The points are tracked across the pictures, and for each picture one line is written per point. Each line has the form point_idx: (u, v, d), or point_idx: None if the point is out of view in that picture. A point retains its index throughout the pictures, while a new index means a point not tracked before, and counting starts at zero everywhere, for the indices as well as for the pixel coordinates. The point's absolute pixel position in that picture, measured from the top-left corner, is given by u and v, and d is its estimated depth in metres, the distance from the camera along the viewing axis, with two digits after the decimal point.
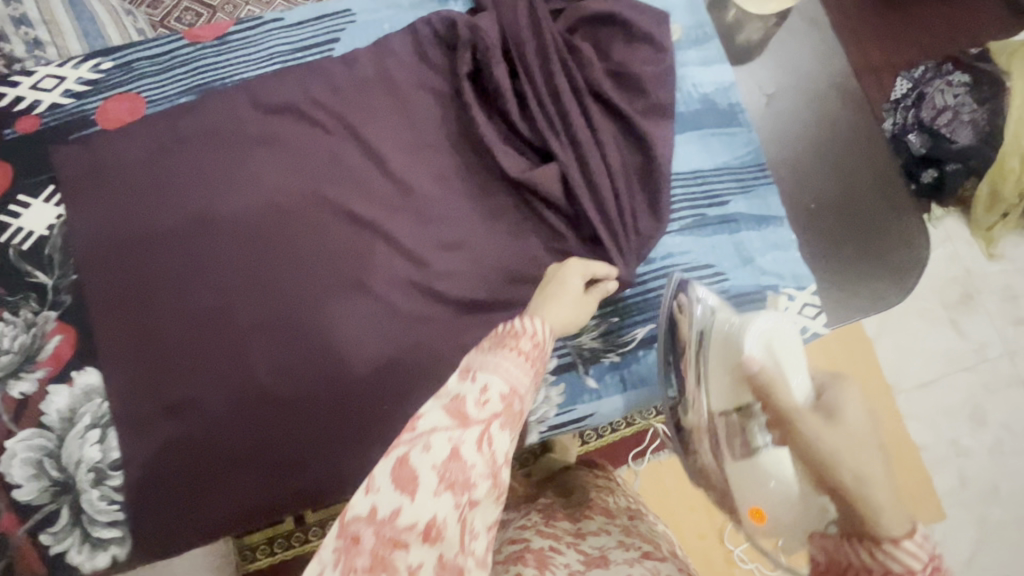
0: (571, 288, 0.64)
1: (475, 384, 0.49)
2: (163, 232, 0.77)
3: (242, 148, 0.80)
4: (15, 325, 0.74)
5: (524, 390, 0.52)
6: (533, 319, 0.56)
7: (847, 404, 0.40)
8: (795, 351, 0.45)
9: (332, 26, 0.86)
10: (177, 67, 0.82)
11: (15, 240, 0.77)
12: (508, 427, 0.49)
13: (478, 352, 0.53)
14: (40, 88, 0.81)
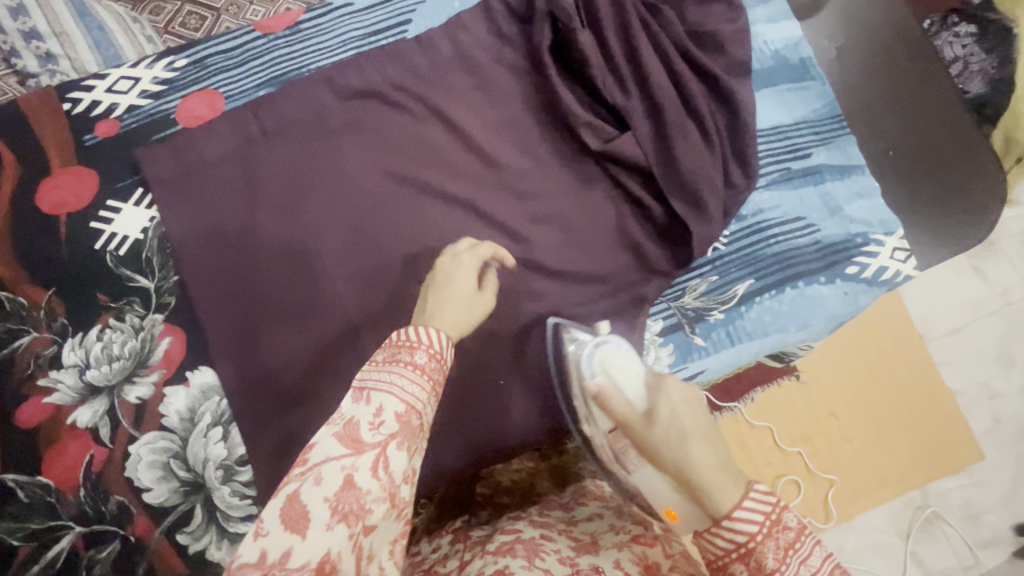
0: (463, 287, 0.65)
1: (369, 406, 0.49)
2: (260, 225, 0.77)
3: (329, 136, 0.80)
4: (122, 331, 0.74)
5: (423, 404, 0.52)
6: (432, 329, 0.56)
7: (660, 402, 0.56)
8: (621, 370, 0.64)
9: (402, 9, 0.85)
10: (252, 60, 0.81)
11: (111, 246, 0.76)
12: (405, 444, 0.50)
13: (371, 368, 0.52)
14: (115, 91, 0.79)
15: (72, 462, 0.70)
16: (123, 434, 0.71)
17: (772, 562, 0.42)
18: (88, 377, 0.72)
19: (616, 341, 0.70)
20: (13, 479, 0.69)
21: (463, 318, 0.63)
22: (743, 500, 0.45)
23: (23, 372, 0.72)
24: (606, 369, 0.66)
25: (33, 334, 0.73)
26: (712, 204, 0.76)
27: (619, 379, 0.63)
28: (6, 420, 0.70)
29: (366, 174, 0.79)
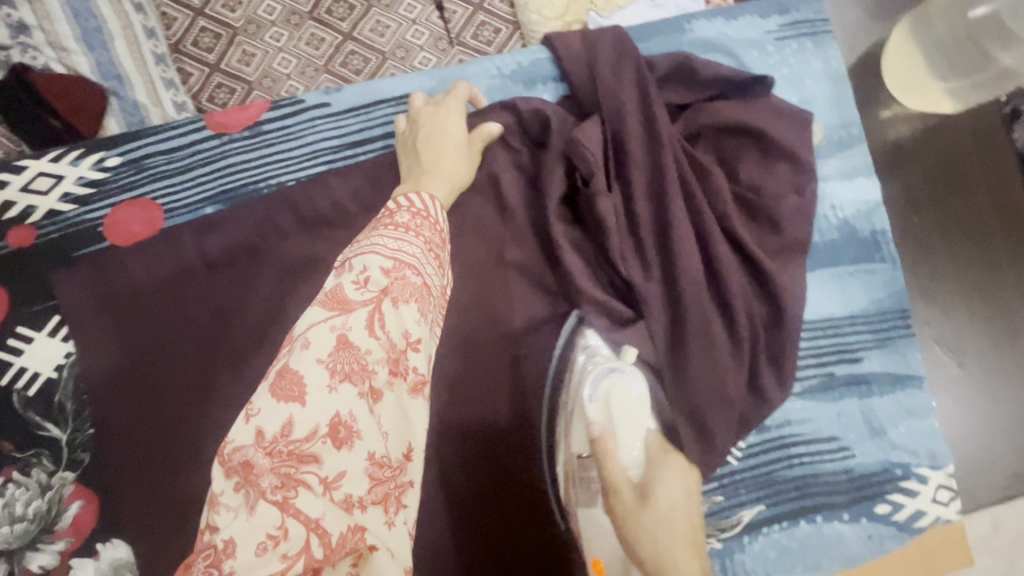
0: (449, 137, 0.62)
1: (352, 271, 0.47)
2: (185, 376, 0.65)
3: (279, 279, 0.65)
4: (27, 487, 0.64)
5: (417, 262, 0.50)
6: (417, 195, 0.56)
7: (661, 490, 0.51)
8: (634, 416, 0.59)
9: (390, 114, 0.68)
10: (199, 167, 0.67)
11: (18, 384, 0.65)
12: (407, 300, 0.47)
13: (354, 245, 0.50)
14: (33, 190, 0.66)
15: None
16: None
17: None
18: None
19: (634, 383, 0.61)
20: None
21: (456, 176, 0.61)
22: None
23: None
24: (609, 399, 0.60)
25: None
26: (724, 429, 0.63)
27: (618, 423, 0.58)
28: None
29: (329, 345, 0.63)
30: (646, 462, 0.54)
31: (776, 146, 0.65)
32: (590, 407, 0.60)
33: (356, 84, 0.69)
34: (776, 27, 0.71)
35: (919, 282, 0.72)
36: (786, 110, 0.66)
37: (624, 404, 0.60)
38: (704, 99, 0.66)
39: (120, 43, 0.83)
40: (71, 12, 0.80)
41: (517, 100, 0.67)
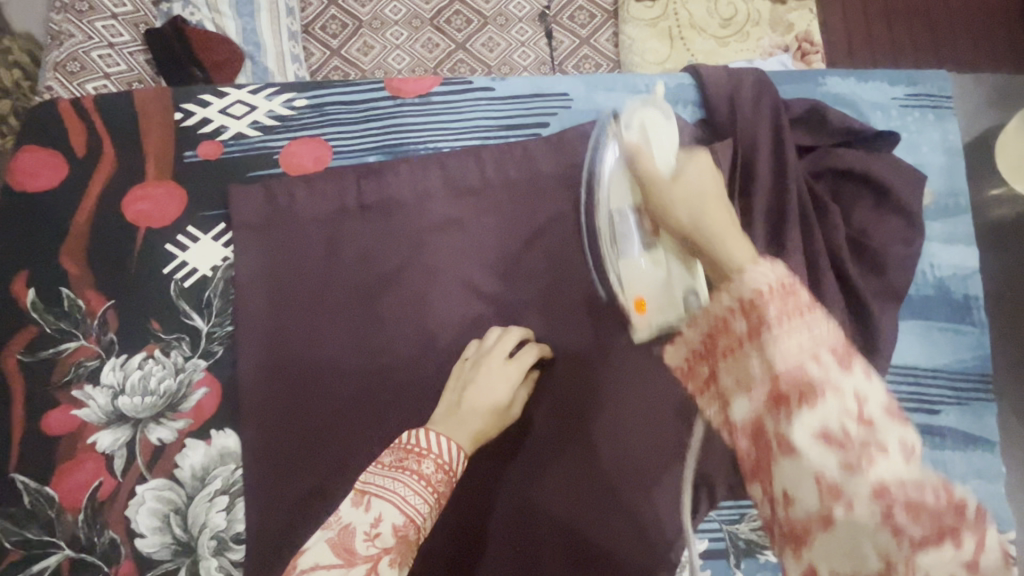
0: (497, 370, 0.67)
1: (370, 514, 0.55)
2: (326, 303, 0.73)
3: (420, 232, 0.75)
4: (164, 367, 0.72)
5: (422, 518, 0.56)
6: (433, 438, 0.60)
7: (692, 173, 0.59)
8: (663, 132, 0.64)
9: (544, 108, 0.77)
10: (371, 121, 0.76)
11: (178, 274, 0.73)
12: (397, 560, 0.53)
13: (375, 474, 0.58)
14: (228, 113, 0.76)
15: (80, 483, 0.69)
16: (135, 471, 0.70)
17: (773, 312, 0.45)
18: (119, 402, 0.71)
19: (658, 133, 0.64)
20: (21, 481, 0.69)
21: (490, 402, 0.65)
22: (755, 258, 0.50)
23: (61, 375, 0.71)
24: (643, 127, 0.64)
25: (81, 341, 0.72)
26: None
27: (653, 141, 0.62)
28: (32, 422, 0.70)
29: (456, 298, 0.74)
30: (679, 167, 0.61)
31: (895, 197, 0.70)
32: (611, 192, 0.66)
33: (519, 77, 0.78)
34: (902, 95, 0.78)
35: (1001, 352, 0.76)
36: (907, 169, 0.71)
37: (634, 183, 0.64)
38: (830, 143, 0.72)
39: (267, 16, 1.20)
40: None
41: None
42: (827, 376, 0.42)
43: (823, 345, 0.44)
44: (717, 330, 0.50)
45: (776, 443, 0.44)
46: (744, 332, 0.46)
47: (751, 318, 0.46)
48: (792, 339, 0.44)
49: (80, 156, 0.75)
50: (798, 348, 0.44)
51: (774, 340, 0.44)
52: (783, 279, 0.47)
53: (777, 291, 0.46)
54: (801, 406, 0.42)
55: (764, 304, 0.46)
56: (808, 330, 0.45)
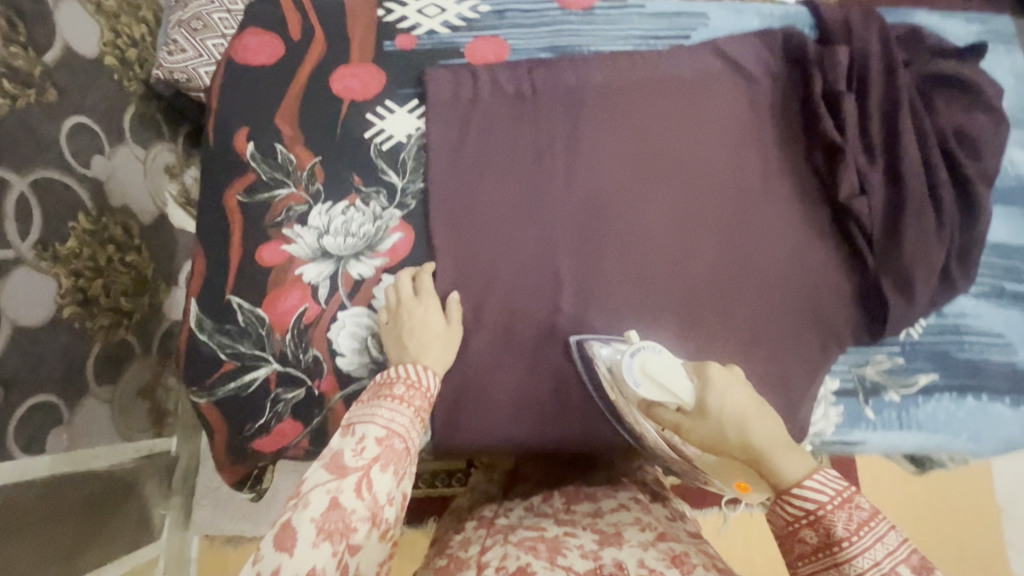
0: (426, 318, 0.74)
1: (354, 437, 0.58)
2: (506, 130, 0.86)
3: (578, 106, 0.87)
4: (364, 214, 0.82)
5: (407, 431, 0.61)
6: (411, 365, 0.67)
7: (723, 405, 0.59)
8: (673, 373, 0.63)
9: (686, 24, 0.91)
10: (543, 27, 0.90)
11: (377, 138, 0.84)
12: (389, 466, 0.58)
13: (360, 406, 0.62)
14: (422, 13, 0.89)
15: (288, 308, 0.78)
16: (337, 300, 0.78)
17: (842, 531, 0.51)
18: (325, 242, 0.80)
19: (651, 345, 0.68)
20: (237, 302, 0.77)
21: (443, 360, 0.72)
22: (812, 473, 0.54)
23: (274, 216, 0.80)
24: (649, 376, 0.65)
25: (291, 189, 0.82)
26: (922, 291, 0.79)
27: (669, 383, 0.63)
28: (249, 254, 0.79)
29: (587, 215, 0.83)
30: (699, 395, 0.61)
31: (985, 98, 0.85)
32: (643, 393, 0.65)
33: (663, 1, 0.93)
34: (977, 31, 0.94)
35: None
36: (991, 79, 0.86)
37: (656, 374, 0.64)
38: (927, 57, 0.88)
39: None
40: None
41: (786, 30, 0.90)
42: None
43: (899, 558, 0.49)
44: (795, 509, 0.54)
45: (833, 555, 0.52)
46: (818, 544, 0.53)
47: (821, 534, 0.52)
48: (867, 555, 0.50)
49: (296, 40, 0.87)
50: (874, 566, 0.50)
51: (851, 557, 0.51)
52: (835, 485, 0.53)
53: (839, 509, 0.52)
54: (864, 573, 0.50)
55: (831, 521, 0.52)
56: (879, 535, 0.51)
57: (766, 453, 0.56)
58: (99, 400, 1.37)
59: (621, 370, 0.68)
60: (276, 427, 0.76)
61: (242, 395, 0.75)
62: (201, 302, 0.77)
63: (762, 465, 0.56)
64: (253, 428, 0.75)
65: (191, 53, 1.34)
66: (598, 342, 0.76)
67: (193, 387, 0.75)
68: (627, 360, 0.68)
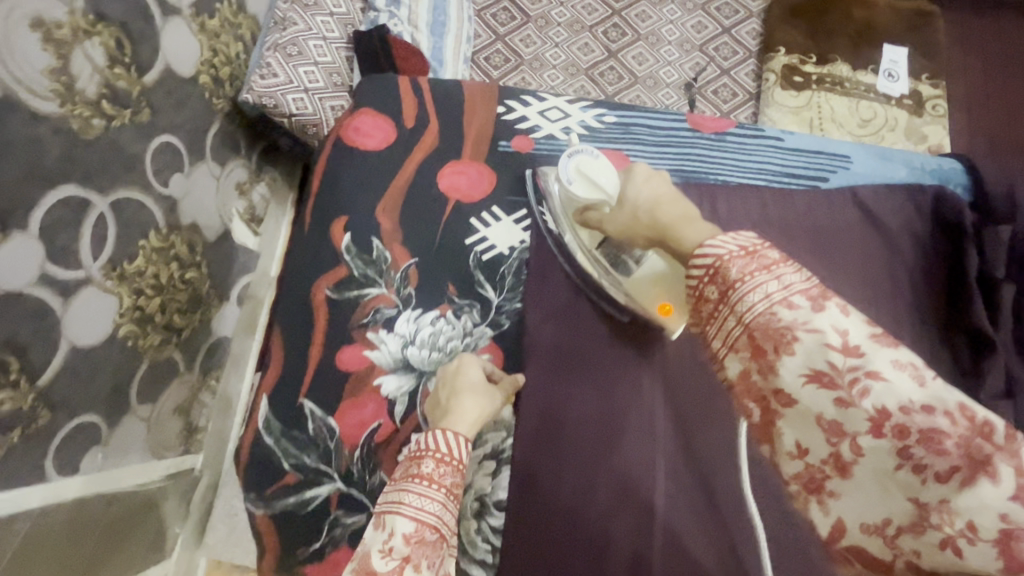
0: (474, 380, 0.69)
1: (383, 532, 0.54)
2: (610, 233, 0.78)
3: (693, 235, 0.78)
4: (454, 327, 0.76)
5: (437, 518, 0.56)
6: (442, 431, 0.62)
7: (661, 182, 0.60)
8: (599, 168, 0.70)
9: (826, 164, 0.84)
10: (670, 147, 0.84)
11: (478, 247, 0.79)
12: (423, 562, 0.53)
13: (386, 500, 0.58)
14: (544, 115, 0.84)
15: (362, 420, 0.73)
16: (413, 421, 0.73)
17: (736, 272, 0.43)
18: (409, 353, 0.75)
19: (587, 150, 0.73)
20: (309, 408, 0.72)
21: (485, 406, 0.67)
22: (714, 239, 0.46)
23: (361, 316, 0.76)
24: (585, 176, 0.69)
25: (381, 289, 0.77)
26: None
27: (596, 177, 0.69)
28: (328, 355, 0.74)
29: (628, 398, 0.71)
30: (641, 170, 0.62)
31: None
32: (574, 190, 0.70)
33: (802, 134, 0.86)
34: None
35: None
36: None
37: (595, 178, 0.69)
38: None
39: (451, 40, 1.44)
40: (433, 9, 1.43)
41: (939, 188, 0.81)
42: (799, 320, 0.41)
43: (795, 290, 0.42)
44: (696, 269, 0.46)
45: (780, 403, 0.42)
46: (717, 299, 0.44)
47: (719, 283, 0.44)
48: (760, 292, 0.42)
49: (409, 126, 0.83)
50: (766, 299, 0.42)
51: (743, 298, 0.43)
52: (745, 241, 0.44)
53: (740, 254, 0.43)
54: (778, 356, 0.41)
55: (728, 267, 0.44)
56: (779, 276, 0.42)
57: (672, 225, 0.52)
58: (136, 418, 1.26)
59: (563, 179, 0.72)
60: (330, 554, 0.69)
61: (299, 513, 0.70)
62: (272, 399, 0.73)
63: (669, 240, 0.52)
64: (306, 553, 0.69)
65: (281, 79, 1.28)
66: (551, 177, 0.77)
67: (250, 494, 0.70)
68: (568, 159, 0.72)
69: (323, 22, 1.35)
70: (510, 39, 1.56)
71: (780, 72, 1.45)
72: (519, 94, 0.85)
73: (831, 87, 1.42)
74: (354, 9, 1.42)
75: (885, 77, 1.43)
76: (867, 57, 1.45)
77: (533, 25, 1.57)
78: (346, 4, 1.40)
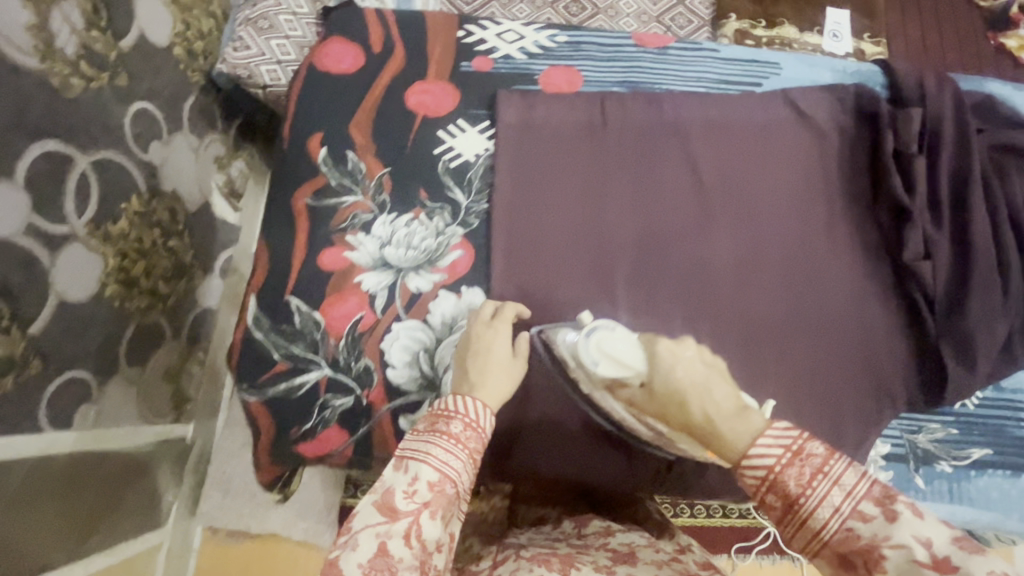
0: (503, 348, 0.68)
1: (406, 475, 0.55)
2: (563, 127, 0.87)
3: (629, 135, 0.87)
4: (427, 228, 0.82)
5: (457, 474, 0.57)
6: (463, 400, 0.61)
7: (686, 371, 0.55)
8: (621, 343, 0.63)
9: (759, 71, 0.92)
10: (617, 61, 0.92)
11: (446, 156, 0.86)
12: (439, 512, 0.55)
13: (412, 440, 0.58)
14: (501, 38, 0.91)
15: (345, 313, 0.78)
16: (394, 311, 0.79)
17: (795, 488, 0.48)
18: (386, 252, 0.81)
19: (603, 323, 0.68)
20: (295, 304, 0.78)
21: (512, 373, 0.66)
22: (760, 437, 0.50)
23: (339, 221, 0.81)
24: (607, 354, 0.64)
25: (358, 197, 0.83)
26: (983, 361, 0.78)
27: (611, 349, 0.63)
28: (311, 256, 0.80)
29: (594, 278, 0.82)
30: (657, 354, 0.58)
31: None
32: (601, 371, 0.64)
33: (738, 47, 0.95)
34: None
35: None
36: None
37: (612, 352, 0.63)
38: (1001, 127, 0.87)
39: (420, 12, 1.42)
40: None
41: (861, 84, 0.90)
42: (879, 535, 0.46)
43: (859, 496, 0.47)
44: (751, 479, 0.50)
45: (863, 569, 0.47)
46: (787, 501, 0.49)
47: (781, 496, 0.49)
48: (827, 505, 0.47)
49: (377, 52, 0.89)
50: (835, 513, 0.47)
51: (812, 512, 0.47)
52: (785, 440, 0.49)
53: (793, 463, 0.48)
54: (869, 571, 0.46)
55: (784, 479, 0.48)
56: (835, 480, 0.47)
57: (722, 426, 0.51)
58: (127, 380, 1.23)
59: (579, 349, 0.67)
60: (322, 432, 0.75)
61: (292, 396, 0.75)
62: (259, 299, 0.78)
63: (717, 443, 0.52)
64: (299, 431, 0.75)
65: (254, 51, 1.33)
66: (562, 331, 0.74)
67: (244, 384, 0.75)
68: (584, 335, 0.67)
69: None
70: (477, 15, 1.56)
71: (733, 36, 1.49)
72: (478, 21, 0.92)
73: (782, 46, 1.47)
74: None
75: (829, 38, 1.51)
76: (811, 19, 1.52)
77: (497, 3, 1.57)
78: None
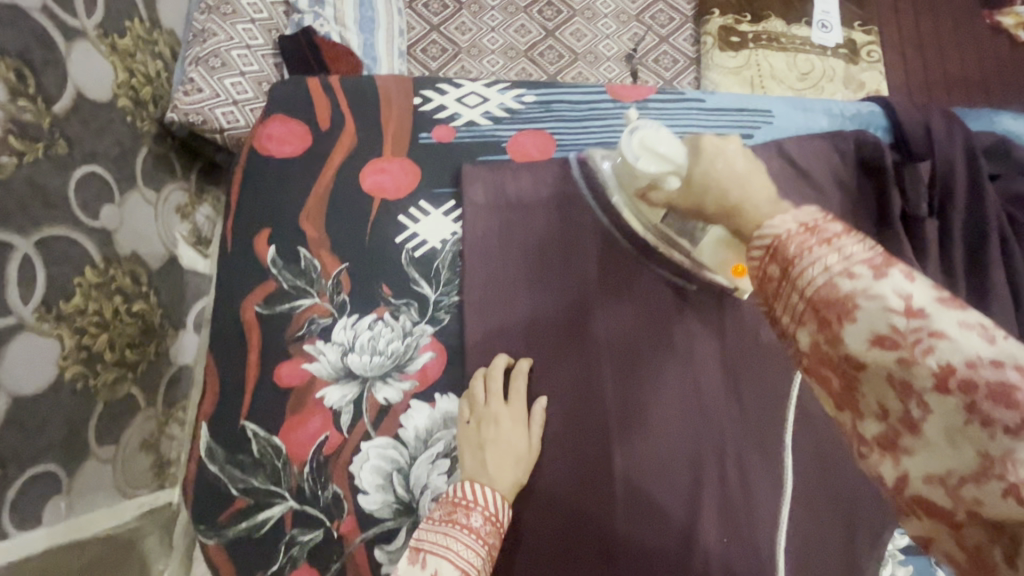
0: (513, 425, 0.67)
1: (424, 571, 0.54)
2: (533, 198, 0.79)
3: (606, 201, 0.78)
4: (393, 329, 0.74)
5: (475, 575, 0.56)
6: (485, 490, 0.61)
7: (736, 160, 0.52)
8: (665, 139, 0.61)
9: (748, 121, 0.84)
10: (592, 121, 0.83)
11: (409, 244, 0.77)
12: None
13: (429, 531, 0.58)
14: (462, 102, 0.83)
15: (308, 436, 0.70)
16: (361, 429, 0.71)
17: (795, 249, 0.40)
18: (349, 359, 0.73)
19: (647, 124, 0.65)
20: (252, 430, 0.71)
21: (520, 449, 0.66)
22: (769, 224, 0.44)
23: (295, 329, 0.74)
24: (650, 149, 0.61)
25: (315, 299, 0.75)
26: None
27: (659, 146, 0.61)
28: (266, 372, 0.73)
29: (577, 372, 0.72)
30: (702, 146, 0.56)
31: None
32: (642, 166, 0.62)
33: (723, 93, 0.86)
34: None
35: None
36: None
37: (658, 148, 0.61)
38: (1015, 171, 0.80)
39: (383, 33, 1.31)
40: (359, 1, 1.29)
41: (861, 130, 0.82)
42: (860, 288, 0.37)
43: (856, 259, 0.38)
44: (756, 248, 0.43)
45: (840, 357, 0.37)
46: (779, 276, 0.41)
47: (781, 260, 0.41)
48: (820, 265, 0.39)
49: (325, 129, 0.80)
50: (828, 271, 0.38)
51: (805, 271, 0.39)
52: (806, 218, 0.42)
53: (801, 232, 0.41)
54: (841, 324, 0.37)
55: (788, 245, 0.41)
56: (840, 248, 0.39)
57: (745, 203, 0.47)
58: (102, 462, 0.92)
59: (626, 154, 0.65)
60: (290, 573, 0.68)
61: (255, 535, 0.69)
62: (212, 427, 0.71)
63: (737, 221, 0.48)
64: (266, 574, 0.68)
65: (207, 92, 1.10)
66: (600, 155, 0.78)
67: (202, 525, 0.69)
68: (628, 136, 0.65)
69: (245, 30, 1.17)
70: (445, 28, 1.45)
71: (717, 35, 1.37)
72: (435, 85, 0.84)
73: (768, 44, 1.37)
74: (277, 12, 1.24)
75: (819, 28, 1.40)
76: (797, 13, 1.41)
77: (466, 12, 1.46)
78: (265, 9, 1.21)
